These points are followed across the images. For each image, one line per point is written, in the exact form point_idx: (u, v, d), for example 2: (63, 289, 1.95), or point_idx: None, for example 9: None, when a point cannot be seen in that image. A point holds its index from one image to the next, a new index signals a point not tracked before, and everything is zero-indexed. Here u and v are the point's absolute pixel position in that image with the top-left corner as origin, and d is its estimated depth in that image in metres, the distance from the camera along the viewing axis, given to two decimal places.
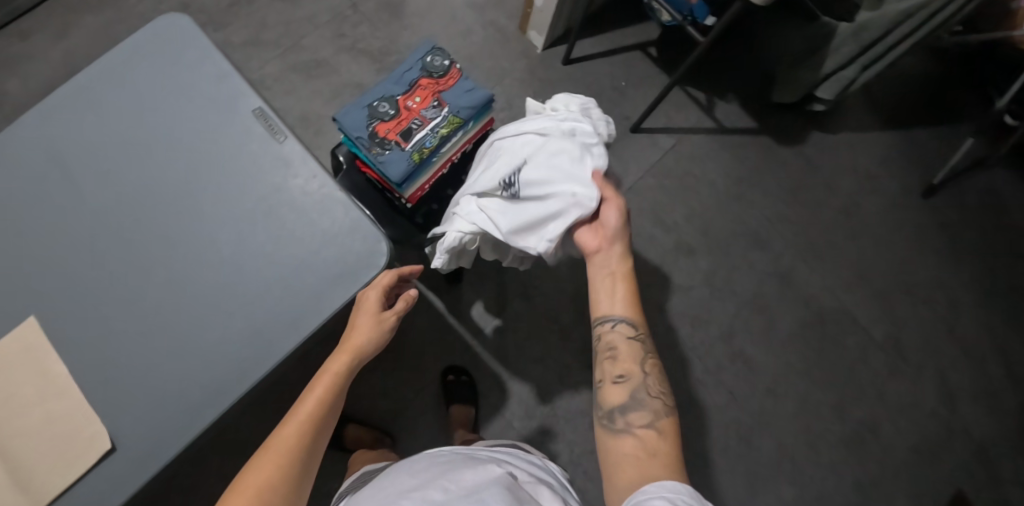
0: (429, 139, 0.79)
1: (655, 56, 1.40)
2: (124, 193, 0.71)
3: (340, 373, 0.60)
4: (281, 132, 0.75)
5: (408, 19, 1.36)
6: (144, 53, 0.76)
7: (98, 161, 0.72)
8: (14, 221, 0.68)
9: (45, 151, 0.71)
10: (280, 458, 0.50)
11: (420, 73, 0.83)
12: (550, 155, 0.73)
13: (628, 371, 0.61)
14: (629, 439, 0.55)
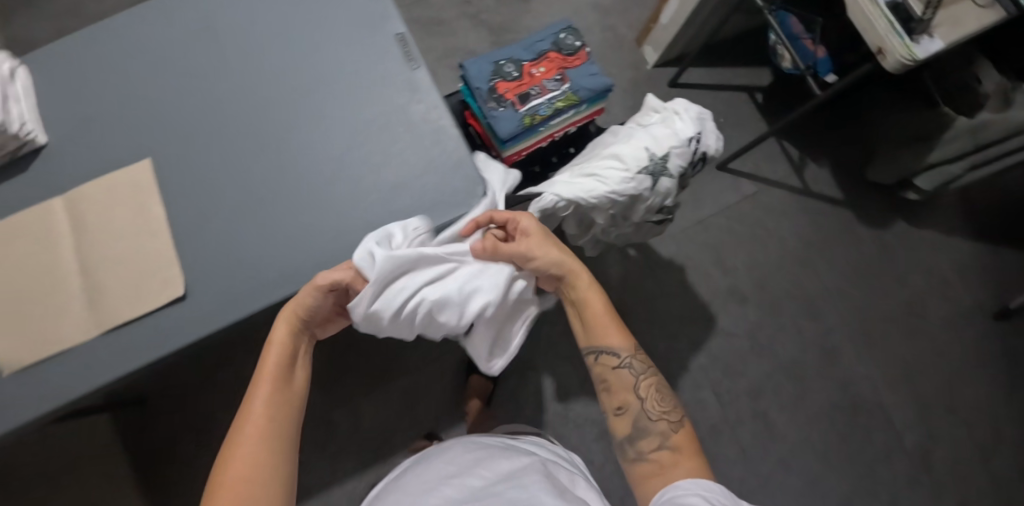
0: (543, 107, 0.81)
1: (760, 102, 1.39)
2: (259, 76, 0.75)
3: (285, 346, 0.59)
4: (415, 58, 0.76)
5: (534, 4, 1.40)
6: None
7: (246, 41, 0.76)
8: (161, 76, 0.75)
9: (204, 21, 0.77)
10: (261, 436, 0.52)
11: (550, 46, 0.85)
12: (656, 138, 0.70)
13: (624, 402, 0.64)
14: (643, 464, 0.60)
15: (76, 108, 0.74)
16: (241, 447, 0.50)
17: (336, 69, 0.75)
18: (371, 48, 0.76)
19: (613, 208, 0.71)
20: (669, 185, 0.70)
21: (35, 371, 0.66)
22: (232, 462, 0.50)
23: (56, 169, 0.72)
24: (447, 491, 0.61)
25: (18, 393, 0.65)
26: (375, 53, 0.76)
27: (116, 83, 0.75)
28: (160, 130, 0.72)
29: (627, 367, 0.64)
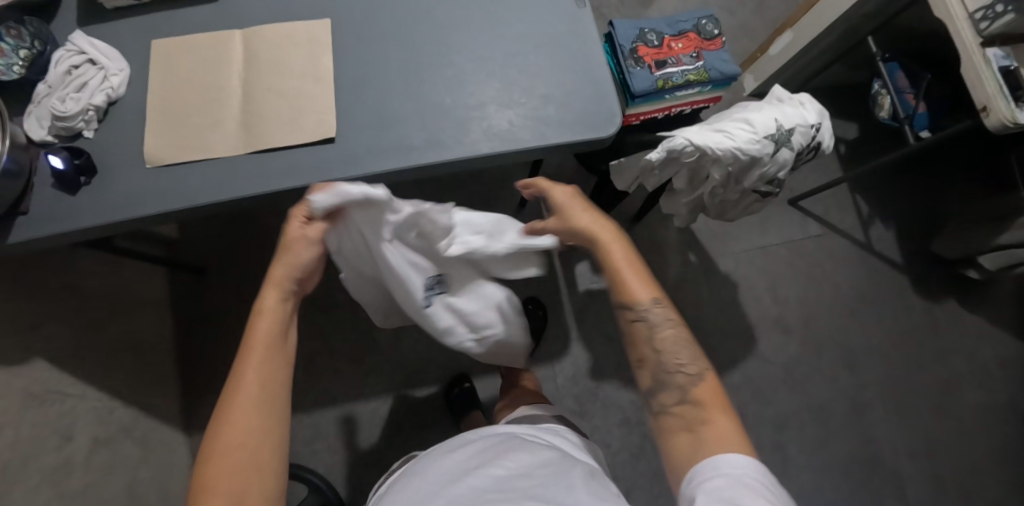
0: (677, 76, 0.86)
1: (841, 154, 1.45)
2: None
3: (271, 308, 0.60)
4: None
5: (655, 10, 1.47)
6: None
7: None
8: None
9: None
10: (259, 394, 0.54)
11: (691, 28, 0.90)
12: (785, 115, 0.74)
13: (643, 355, 0.64)
14: (668, 418, 0.59)
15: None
16: (238, 408, 0.52)
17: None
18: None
19: (732, 167, 0.74)
20: (789, 158, 0.73)
21: (180, 171, 0.72)
22: (234, 419, 0.52)
23: (242, 8, 0.79)
24: (471, 489, 0.55)
25: (163, 188, 0.72)
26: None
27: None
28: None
29: (646, 319, 0.64)
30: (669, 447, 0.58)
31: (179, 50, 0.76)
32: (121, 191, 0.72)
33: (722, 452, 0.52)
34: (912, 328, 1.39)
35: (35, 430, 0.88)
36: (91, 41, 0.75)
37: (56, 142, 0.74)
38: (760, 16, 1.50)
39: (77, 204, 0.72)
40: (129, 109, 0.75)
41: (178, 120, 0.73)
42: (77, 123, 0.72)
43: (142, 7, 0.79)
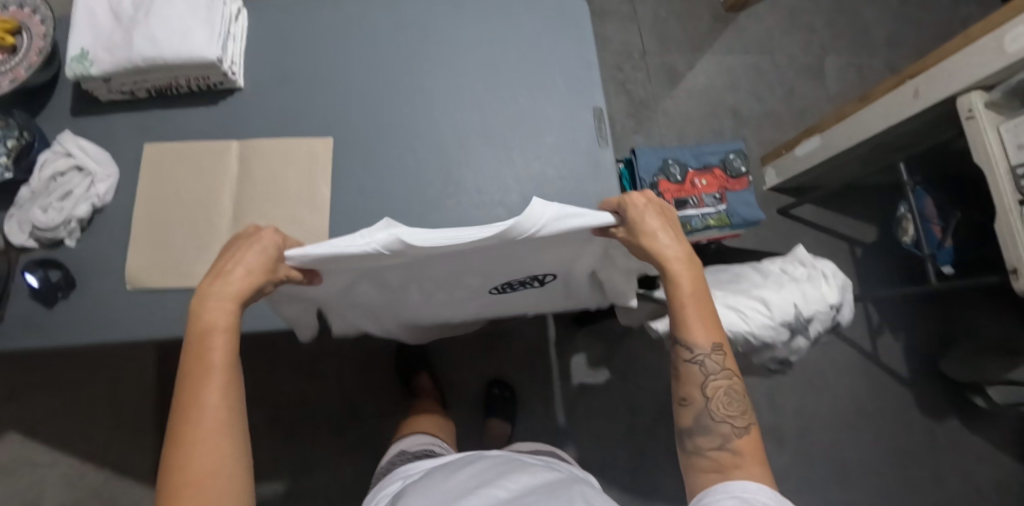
0: (696, 220, 0.81)
1: (857, 257, 1.39)
2: (451, 100, 0.75)
3: (226, 327, 0.51)
4: (606, 139, 0.75)
5: (681, 91, 1.41)
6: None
7: (447, 60, 0.76)
8: (358, 67, 0.76)
9: (415, 26, 0.77)
10: (214, 432, 0.48)
11: (718, 162, 0.85)
12: (807, 298, 0.69)
13: (689, 395, 0.58)
14: (702, 462, 0.56)
15: (281, 65, 0.76)
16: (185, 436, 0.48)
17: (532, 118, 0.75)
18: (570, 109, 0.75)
19: (742, 346, 0.70)
20: (803, 346, 0.69)
21: (163, 294, 0.69)
22: (191, 450, 0.47)
23: (244, 116, 0.75)
24: (474, 500, 0.55)
25: (144, 310, 0.68)
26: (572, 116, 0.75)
27: (322, 52, 0.77)
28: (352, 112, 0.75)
29: (701, 363, 0.57)
30: (695, 484, 0.57)
31: (173, 158, 0.73)
32: (99, 311, 0.68)
33: (739, 476, 0.53)
34: (916, 453, 1.32)
35: None
36: (81, 144, 0.71)
37: (38, 248, 0.70)
38: (788, 105, 1.45)
39: (52, 319, 0.68)
40: (116, 217, 0.71)
41: (165, 237, 0.70)
42: (60, 233, 0.69)
43: (136, 103, 0.75)
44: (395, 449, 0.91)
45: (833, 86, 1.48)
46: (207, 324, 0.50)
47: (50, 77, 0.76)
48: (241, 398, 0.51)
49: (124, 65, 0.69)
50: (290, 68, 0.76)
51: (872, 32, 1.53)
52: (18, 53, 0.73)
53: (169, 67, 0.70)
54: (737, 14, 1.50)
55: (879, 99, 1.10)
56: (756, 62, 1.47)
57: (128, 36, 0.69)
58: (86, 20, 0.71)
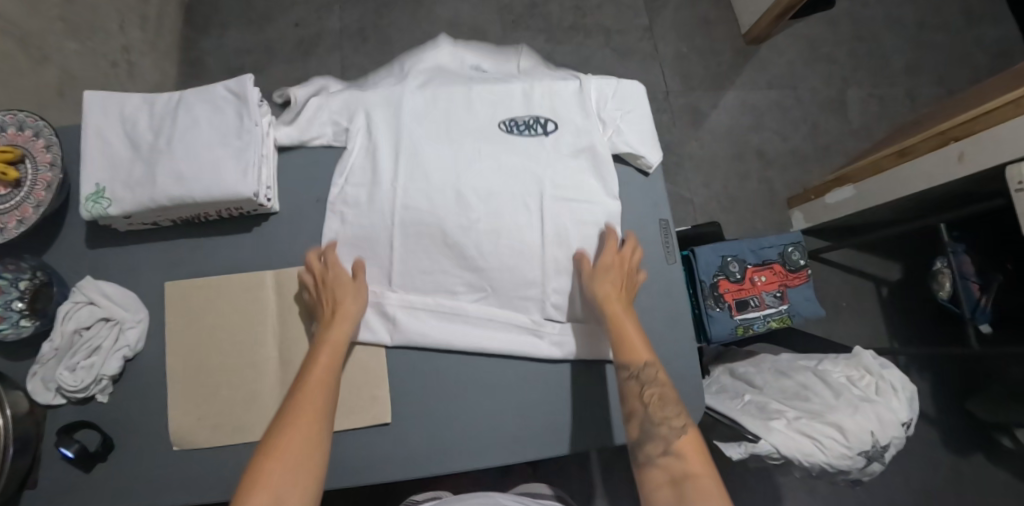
0: (759, 323, 0.78)
1: (884, 297, 1.33)
2: (498, 192, 0.70)
3: (342, 347, 0.60)
4: (673, 255, 0.74)
5: (704, 132, 1.37)
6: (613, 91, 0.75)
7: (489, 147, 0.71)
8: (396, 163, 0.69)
9: (451, 111, 0.72)
10: (314, 420, 0.53)
11: (776, 256, 0.82)
12: (882, 422, 0.69)
13: (631, 406, 0.60)
14: (653, 470, 0.55)
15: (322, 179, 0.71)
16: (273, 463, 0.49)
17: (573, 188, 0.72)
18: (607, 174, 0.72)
19: (817, 471, 0.70)
20: (878, 469, 0.69)
21: (213, 451, 0.64)
22: (292, 428, 0.52)
23: (282, 243, 0.69)
24: None
25: (190, 471, 0.64)
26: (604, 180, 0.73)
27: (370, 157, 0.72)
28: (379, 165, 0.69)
29: (642, 380, 0.60)
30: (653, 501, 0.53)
31: (205, 298, 0.66)
32: (136, 471, 0.64)
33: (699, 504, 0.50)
34: (949, 495, 1.29)
35: None
36: (104, 289, 0.65)
37: (67, 403, 0.65)
38: (813, 142, 1.41)
39: (92, 483, 0.63)
40: (149, 365, 0.66)
41: (208, 391, 0.65)
42: (91, 391, 0.63)
43: (161, 232, 0.69)
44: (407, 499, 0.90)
45: (856, 119, 1.44)
46: (338, 311, 0.61)
47: (61, 203, 0.68)
48: (333, 398, 0.57)
49: (148, 205, 0.62)
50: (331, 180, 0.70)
51: (893, 58, 1.49)
52: (23, 187, 0.65)
53: (199, 204, 0.63)
54: (759, 46, 1.44)
55: (919, 156, 1.06)
56: (779, 97, 1.42)
57: (150, 173, 0.63)
58: (101, 151, 0.64)
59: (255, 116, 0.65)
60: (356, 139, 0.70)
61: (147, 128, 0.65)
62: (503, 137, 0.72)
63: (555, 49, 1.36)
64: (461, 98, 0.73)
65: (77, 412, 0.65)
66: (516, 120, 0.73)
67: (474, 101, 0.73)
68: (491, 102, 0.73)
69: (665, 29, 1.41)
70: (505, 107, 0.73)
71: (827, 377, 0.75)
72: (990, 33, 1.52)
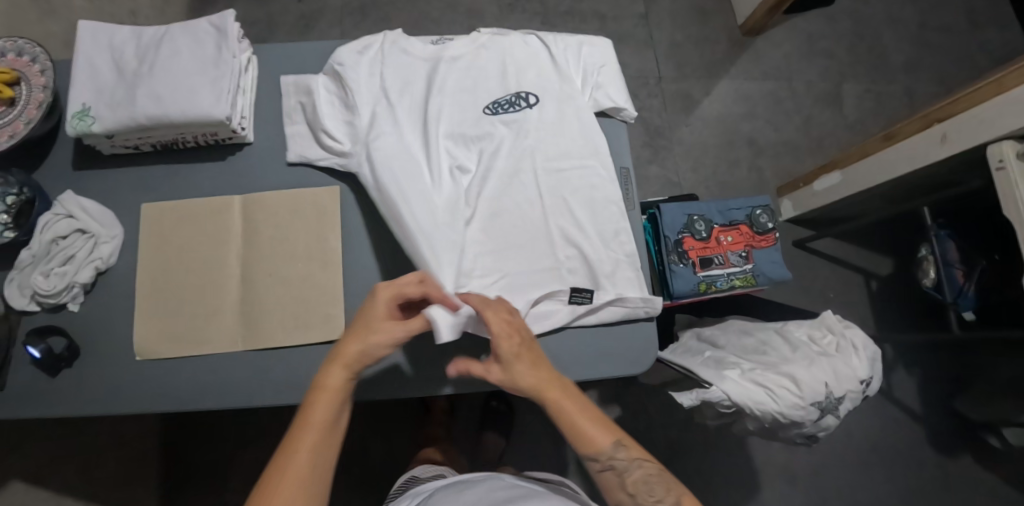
0: (721, 280, 0.79)
1: (873, 291, 1.31)
2: (513, 153, 0.72)
3: (337, 395, 0.53)
4: (632, 204, 0.77)
5: (695, 119, 1.39)
6: (579, 43, 0.78)
7: (492, 113, 0.73)
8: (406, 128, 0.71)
9: (448, 78, 0.74)
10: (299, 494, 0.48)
11: (744, 218, 0.83)
12: (838, 376, 0.68)
13: (615, 501, 0.55)
14: None
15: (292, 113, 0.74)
16: None
17: (565, 153, 0.73)
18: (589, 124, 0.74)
19: (770, 423, 0.69)
20: (833, 424, 0.68)
21: (172, 364, 0.66)
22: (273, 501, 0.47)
23: (253, 171, 0.72)
24: None
25: (148, 381, 0.66)
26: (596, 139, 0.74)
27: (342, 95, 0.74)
28: (394, 158, 0.68)
29: (613, 467, 0.54)
30: None
31: (175, 217, 0.69)
32: (96, 379, 0.66)
33: None
34: (933, 494, 1.25)
35: None
36: (84, 203, 0.68)
37: (39, 310, 0.68)
38: (806, 134, 1.41)
39: (56, 389, 0.66)
40: (120, 280, 0.69)
41: (171, 304, 0.67)
42: (62, 298, 0.66)
43: (141, 156, 0.73)
44: (406, 474, 0.89)
45: (851, 113, 1.44)
46: (337, 355, 0.54)
47: (52, 126, 0.72)
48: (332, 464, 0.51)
49: (127, 124, 0.66)
50: (294, 111, 0.72)
51: (891, 56, 1.49)
52: (16, 105, 0.69)
53: (174, 125, 0.66)
54: (755, 37, 1.46)
55: (902, 140, 1.06)
56: (773, 88, 1.43)
57: (131, 94, 0.66)
58: (88, 74, 0.68)
59: (234, 47, 0.69)
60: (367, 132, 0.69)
61: (133, 56, 0.69)
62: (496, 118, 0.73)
63: (551, 32, 1.39)
64: (451, 78, 0.74)
65: (48, 319, 0.68)
66: (496, 102, 0.74)
67: (462, 85, 0.74)
68: (475, 86, 0.74)
69: (660, 17, 1.43)
70: (487, 86, 0.74)
71: (788, 335, 0.75)
72: (991, 36, 1.52)
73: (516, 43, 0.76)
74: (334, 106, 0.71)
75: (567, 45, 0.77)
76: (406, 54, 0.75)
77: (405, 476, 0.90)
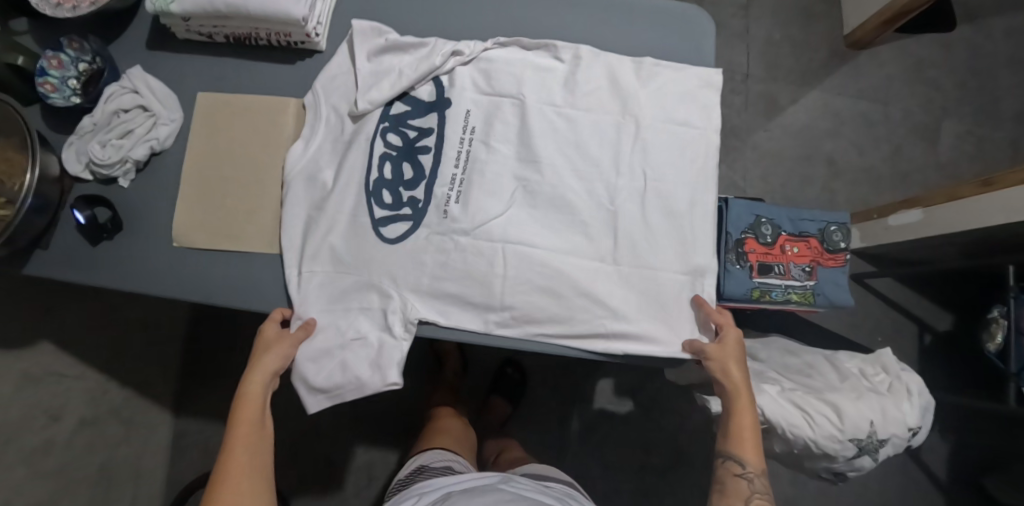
0: (777, 291, 0.73)
1: (924, 344, 1.22)
2: (609, 166, 0.63)
3: (259, 402, 0.56)
4: None
5: (775, 126, 1.30)
6: (700, 69, 0.65)
7: (596, 115, 0.64)
8: (504, 119, 0.64)
9: (552, 66, 0.65)
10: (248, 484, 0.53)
11: (815, 232, 0.76)
12: (885, 417, 0.62)
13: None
14: None
15: (382, 16, 0.72)
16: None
17: (658, 166, 0.63)
18: (626, 91, 0.64)
19: (798, 449, 0.64)
20: (867, 465, 0.63)
21: (205, 260, 0.66)
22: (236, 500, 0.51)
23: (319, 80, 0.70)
24: None
25: (182, 274, 0.66)
26: (624, 68, 0.64)
27: (425, 21, 0.72)
28: (486, 209, 0.63)
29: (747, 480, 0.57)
30: None
31: (234, 112, 0.68)
32: (135, 260, 0.67)
33: None
34: None
35: (26, 409, 0.86)
36: (150, 82, 0.68)
37: (92, 181, 0.69)
38: (891, 165, 1.31)
39: (102, 258, 0.67)
40: (173, 164, 0.69)
41: (212, 198, 0.66)
42: (115, 173, 0.66)
43: (214, 46, 0.72)
44: (415, 465, 0.83)
45: (945, 153, 1.33)
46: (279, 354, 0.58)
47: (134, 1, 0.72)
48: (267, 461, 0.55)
49: (204, 8, 0.64)
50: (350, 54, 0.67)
51: (1006, 99, 1.35)
52: None
53: (251, 18, 0.65)
54: (859, 52, 1.34)
55: (1002, 189, 0.95)
56: (867, 109, 1.32)
57: None
58: None
59: None
60: (447, 186, 0.63)
61: None
62: (560, 107, 0.64)
63: None
64: (558, 72, 0.65)
65: (100, 190, 0.68)
66: (591, 86, 0.64)
67: (479, 89, 0.64)
68: (480, 75, 0.64)
69: (761, 12, 1.34)
70: (530, 94, 0.64)
71: (838, 364, 0.69)
72: None
73: (601, 12, 0.73)
74: (399, 164, 0.64)
75: (687, 73, 0.65)
76: (498, 65, 0.64)
77: (416, 463, 0.84)
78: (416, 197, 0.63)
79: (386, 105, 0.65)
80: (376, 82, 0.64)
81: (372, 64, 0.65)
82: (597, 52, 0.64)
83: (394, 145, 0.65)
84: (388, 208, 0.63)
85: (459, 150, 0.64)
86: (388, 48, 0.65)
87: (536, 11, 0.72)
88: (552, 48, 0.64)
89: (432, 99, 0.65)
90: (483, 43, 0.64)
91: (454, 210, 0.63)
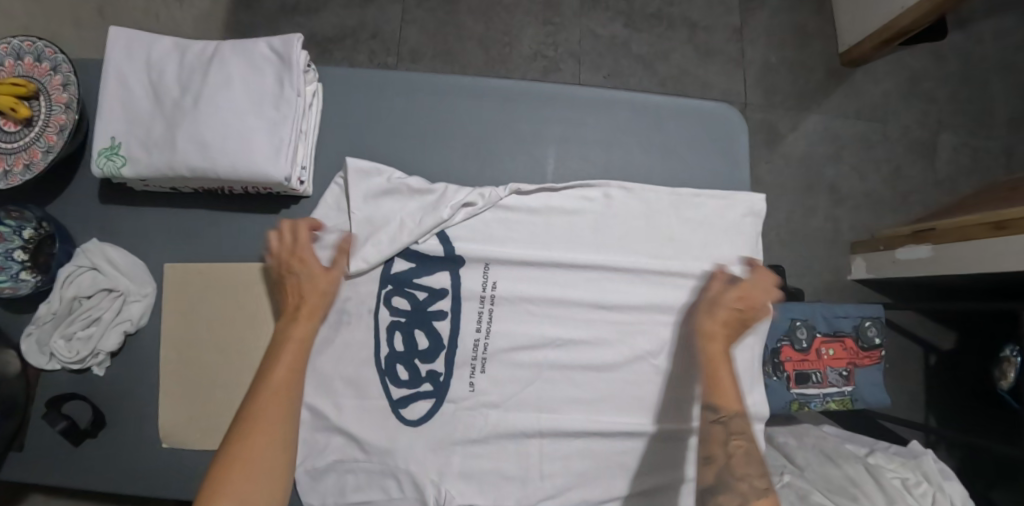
0: (815, 402, 0.71)
1: (931, 366, 1.18)
2: (648, 315, 0.60)
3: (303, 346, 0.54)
4: None
5: (775, 155, 1.25)
6: (747, 199, 0.63)
7: (632, 261, 0.60)
8: (532, 277, 0.60)
9: (576, 206, 0.60)
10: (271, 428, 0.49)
11: (850, 329, 0.73)
12: None
13: (712, 452, 0.53)
14: None
15: (367, 150, 0.63)
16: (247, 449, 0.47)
17: None
18: (666, 232, 0.61)
19: None
20: None
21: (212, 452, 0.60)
22: (252, 443, 0.48)
23: None
24: None
25: (182, 472, 0.59)
26: (661, 203, 0.61)
27: (421, 149, 0.64)
28: (519, 378, 0.59)
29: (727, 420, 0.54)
30: None
31: (221, 280, 0.60)
32: (121, 459, 0.59)
33: None
34: None
35: None
36: (111, 254, 0.59)
37: (60, 369, 0.60)
38: (891, 186, 1.28)
39: (83, 455, 0.60)
40: (150, 343, 0.61)
41: (205, 386, 0.59)
42: (87, 363, 0.59)
43: (179, 195, 0.62)
44: None
45: (942, 169, 1.29)
46: (302, 308, 0.56)
47: (76, 150, 0.62)
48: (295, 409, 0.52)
49: (165, 173, 0.55)
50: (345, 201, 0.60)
51: (1000, 105, 1.31)
52: (35, 126, 0.58)
53: (221, 179, 0.56)
54: (855, 68, 1.28)
55: (1017, 236, 0.88)
56: (865, 130, 1.28)
57: (170, 135, 0.55)
58: (119, 101, 0.57)
59: (298, 84, 0.57)
60: (471, 353, 0.59)
61: (174, 78, 0.57)
62: (588, 256, 0.60)
63: (633, 37, 1.22)
64: (586, 218, 0.61)
65: (70, 379, 0.60)
66: (627, 227, 0.61)
67: (496, 240, 0.60)
68: (500, 227, 0.60)
69: (756, 33, 1.26)
70: (553, 245, 0.60)
71: (880, 475, 0.68)
72: None
73: (621, 116, 0.65)
74: (411, 332, 0.59)
75: (730, 201, 0.62)
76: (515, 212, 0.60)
77: None
78: (435, 370, 0.59)
79: (386, 262, 0.59)
80: (373, 234, 0.58)
81: (367, 207, 0.59)
82: (630, 190, 0.61)
83: (402, 309, 0.59)
84: (405, 386, 0.58)
85: (481, 309, 0.59)
86: (389, 191, 0.59)
87: (543, 127, 0.64)
88: (587, 185, 0.60)
89: (440, 253, 0.59)
90: (499, 190, 0.59)
91: (479, 379, 0.59)
